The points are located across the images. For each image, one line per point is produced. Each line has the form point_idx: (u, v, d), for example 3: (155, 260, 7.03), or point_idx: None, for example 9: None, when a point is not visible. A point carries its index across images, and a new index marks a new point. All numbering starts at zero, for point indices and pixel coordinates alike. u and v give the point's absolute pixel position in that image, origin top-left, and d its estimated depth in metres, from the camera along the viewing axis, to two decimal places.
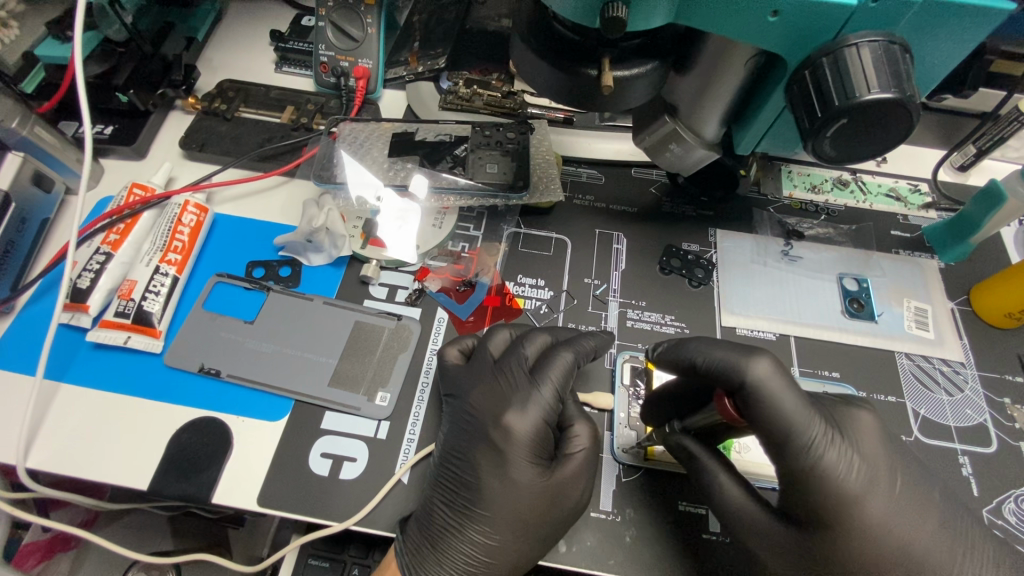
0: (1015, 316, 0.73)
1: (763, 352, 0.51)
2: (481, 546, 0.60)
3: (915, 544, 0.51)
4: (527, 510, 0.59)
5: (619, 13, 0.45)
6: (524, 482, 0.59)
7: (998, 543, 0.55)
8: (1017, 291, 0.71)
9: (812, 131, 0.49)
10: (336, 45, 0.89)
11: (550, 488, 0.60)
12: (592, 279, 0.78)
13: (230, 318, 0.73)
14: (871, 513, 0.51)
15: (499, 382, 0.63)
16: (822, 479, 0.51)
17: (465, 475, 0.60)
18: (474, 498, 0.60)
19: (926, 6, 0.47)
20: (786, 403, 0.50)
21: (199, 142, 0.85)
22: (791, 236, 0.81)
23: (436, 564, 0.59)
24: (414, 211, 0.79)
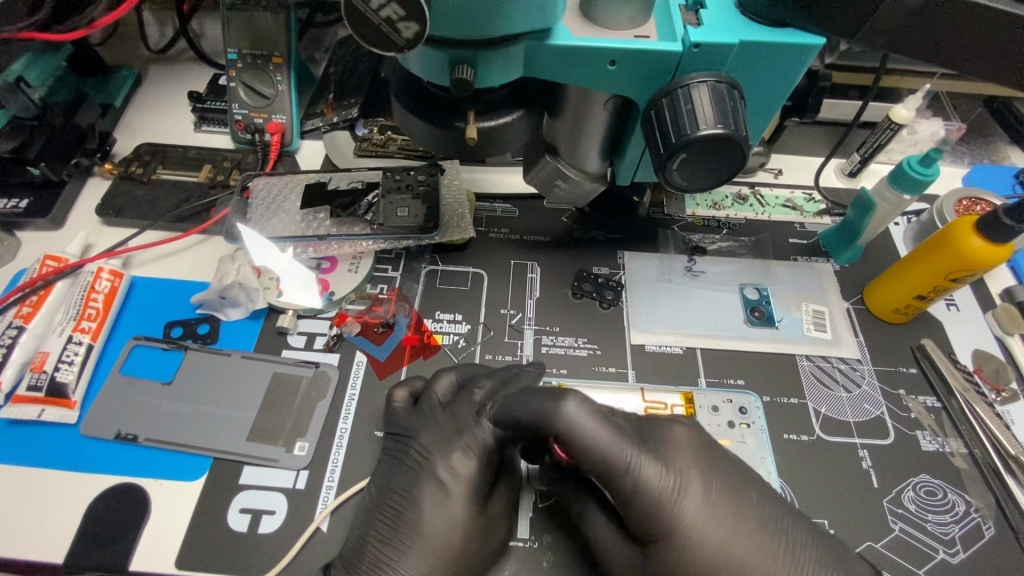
0: (903, 311, 0.78)
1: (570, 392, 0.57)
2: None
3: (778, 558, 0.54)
4: (454, 547, 0.60)
5: (464, 74, 0.49)
6: (450, 518, 0.61)
7: None
8: (898, 289, 0.76)
9: (659, 166, 0.53)
10: (249, 103, 0.92)
11: (472, 521, 0.61)
12: (507, 309, 0.81)
13: (147, 381, 0.73)
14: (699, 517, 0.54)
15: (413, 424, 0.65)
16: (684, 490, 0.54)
17: (392, 516, 0.61)
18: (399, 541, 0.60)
19: (744, 48, 0.51)
20: (592, 434, 0.55)
21: (115, 208, 0.86)
22: (694, 252, 0.86)
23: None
24: (313, 279, 0.79)
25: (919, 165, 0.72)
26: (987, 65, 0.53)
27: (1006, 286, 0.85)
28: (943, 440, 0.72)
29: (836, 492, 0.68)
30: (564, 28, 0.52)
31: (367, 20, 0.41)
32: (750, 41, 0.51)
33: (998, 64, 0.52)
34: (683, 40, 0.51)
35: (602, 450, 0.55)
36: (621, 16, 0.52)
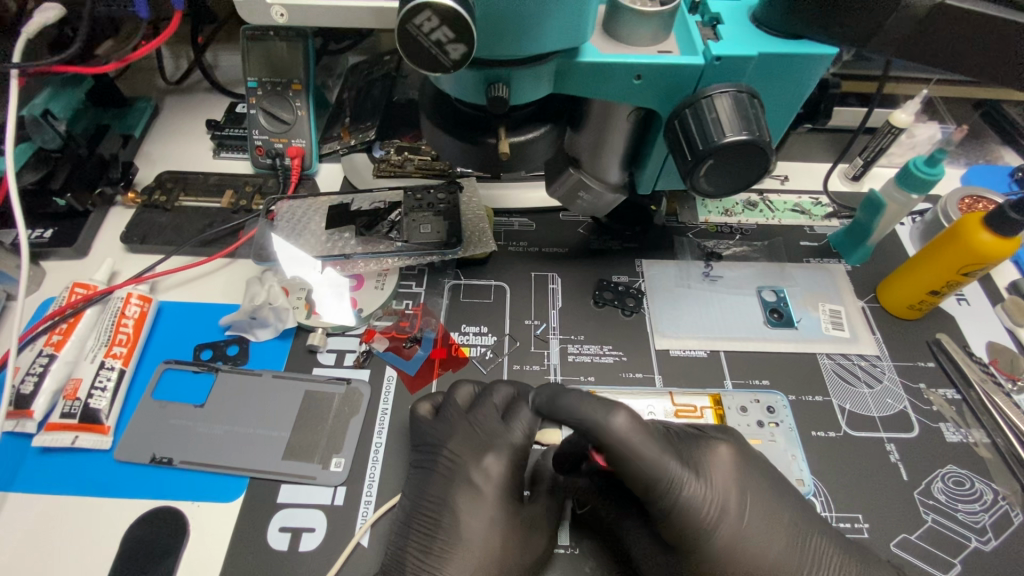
0: (917, 307, 0.80)
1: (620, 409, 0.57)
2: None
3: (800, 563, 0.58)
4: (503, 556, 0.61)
5: (500, 92, 0.51)
6: (496, 523, 0.62)
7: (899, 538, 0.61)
8: (912, 286, 0.78)
9: (687, 173, 0.56)
10: (268, 129, 0.94)
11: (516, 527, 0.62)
12: (532, 320, 0.83)
13: (179, 404, 0.74)
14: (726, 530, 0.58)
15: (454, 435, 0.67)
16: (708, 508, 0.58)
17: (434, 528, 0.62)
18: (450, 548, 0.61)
19: (761, 59, 0.54)
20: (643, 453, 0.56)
21: (140, 234, 0.88)
22: (710, 258, 0.88)
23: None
24: (347, 285, 0.82)
25: (925, 165, 0.75)
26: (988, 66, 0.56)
27: (1012, 280, 0.88)
28: (966, 430, 0.74)
29: (868, 487, 0.69)
30: (592, 46, 0.54)
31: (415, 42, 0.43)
32: (767, 53, 0.53)
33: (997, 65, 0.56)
34: (705, 53, 0.54)
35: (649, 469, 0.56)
36: (645, 32, 0.55)
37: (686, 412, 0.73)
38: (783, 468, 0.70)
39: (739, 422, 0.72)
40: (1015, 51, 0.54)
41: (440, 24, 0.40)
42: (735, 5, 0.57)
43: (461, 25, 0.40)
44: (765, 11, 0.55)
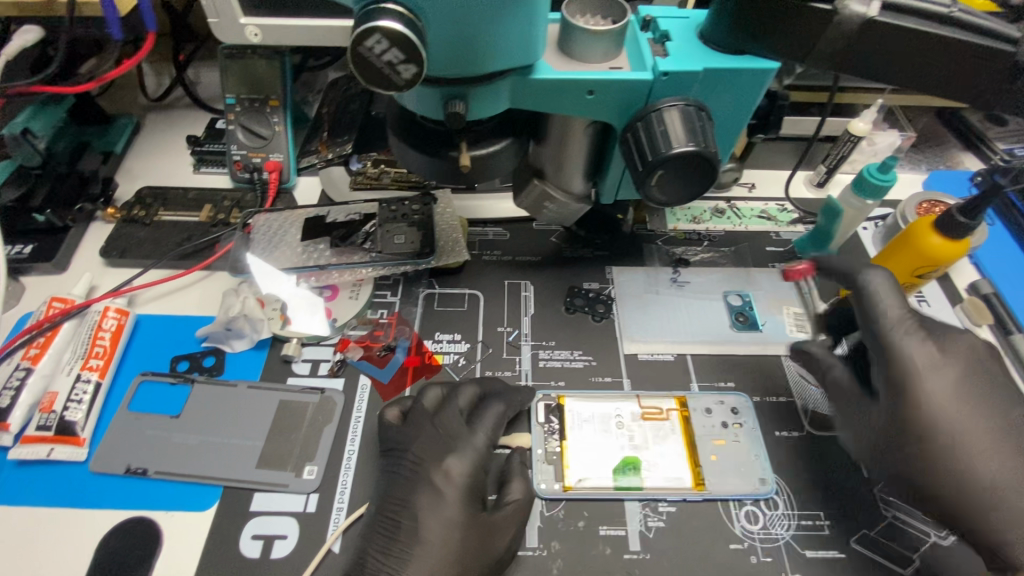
0: None
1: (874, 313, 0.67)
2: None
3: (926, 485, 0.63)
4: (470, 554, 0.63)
5: (457, 108, 0.54)
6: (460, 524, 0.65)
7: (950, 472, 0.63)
8: None
9: (640, 182, 0.58)
10: (247, 144, 0.96)
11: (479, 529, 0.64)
12: (504, 327, 0.84)
13: (155, 416, 0.75)
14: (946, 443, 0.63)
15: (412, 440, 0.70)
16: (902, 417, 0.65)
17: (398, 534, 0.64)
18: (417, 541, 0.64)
19: (707, 74, 0.56)
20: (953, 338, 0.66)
21: (119, 249, 0.89)
22: (679, 264, 0.90)
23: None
24: (320, 301, 0.83)
25: (879, 171, 0.78)
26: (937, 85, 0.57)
27: (971, 280, 0.90)
28: None
29: (830, 485, 0.71)
30: (546, 63, 0.57)
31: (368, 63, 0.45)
32: (712, 68, 0.56)
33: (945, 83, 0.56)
34: (653, 69, 0.56)
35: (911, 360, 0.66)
36: (597, 50, 0.57)
37: (653, 415, 0.75)
38: (746, 468, 0.71)
39: (704, 424, 0.74)
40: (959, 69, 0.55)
41: (390, 46, 0.43)
42: (684, 22, 0.60)
43: (410, 47, 0.43)
44: (710, 27, 0.57)
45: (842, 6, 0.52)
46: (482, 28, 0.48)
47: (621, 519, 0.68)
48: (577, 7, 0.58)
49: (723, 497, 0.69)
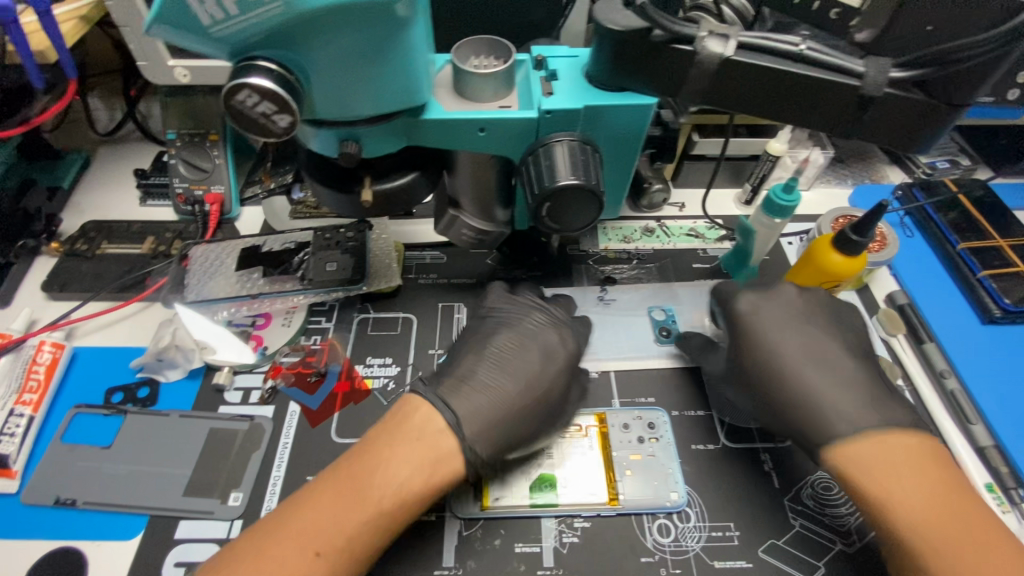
0: None
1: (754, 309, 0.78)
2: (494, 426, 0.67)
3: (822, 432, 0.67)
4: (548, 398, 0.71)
5: (350, 148, 0.56)
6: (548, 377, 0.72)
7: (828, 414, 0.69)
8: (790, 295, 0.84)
9: (532, 213, 0.61)
10: (188, 177, 0.99)
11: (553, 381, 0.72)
12: (435, 349, 0.87)
13: (87, 447, 0.76)
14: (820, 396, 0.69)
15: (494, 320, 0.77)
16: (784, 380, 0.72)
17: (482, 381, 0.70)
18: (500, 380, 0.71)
19: (588, 112, 0.60)
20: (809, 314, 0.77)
21: (60, 282, 0.91)
22: (608, 282, 0.93)
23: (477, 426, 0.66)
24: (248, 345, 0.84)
25: (783, 193, 0.82)
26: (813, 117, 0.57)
27: (889, 290, 0.93)
28: None
29: (740, 496, 0.73)
30: (437, 104, 0.60)
31: (247, 117, 0.49)
32: (591, 106, 0.60)
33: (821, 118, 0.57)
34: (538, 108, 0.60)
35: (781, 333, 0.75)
36: (487, 90, 0.61)
37: (571, 432, 0.77)
38: (659, 481, 0.73)
39: (621, 439, 0.76)
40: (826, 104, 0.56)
41: (261, 99, 0.46)
42: (573, 61, 0.64)
43: (280, 100, 0.47)
44: (592, 66, 0.60)
45: (700, 46, 0.55)
46: (362, 82, 0.51)
47: (537, 536, 0.69)
48: (472, 49, 0.62)
49: (636, 510, 0.71)
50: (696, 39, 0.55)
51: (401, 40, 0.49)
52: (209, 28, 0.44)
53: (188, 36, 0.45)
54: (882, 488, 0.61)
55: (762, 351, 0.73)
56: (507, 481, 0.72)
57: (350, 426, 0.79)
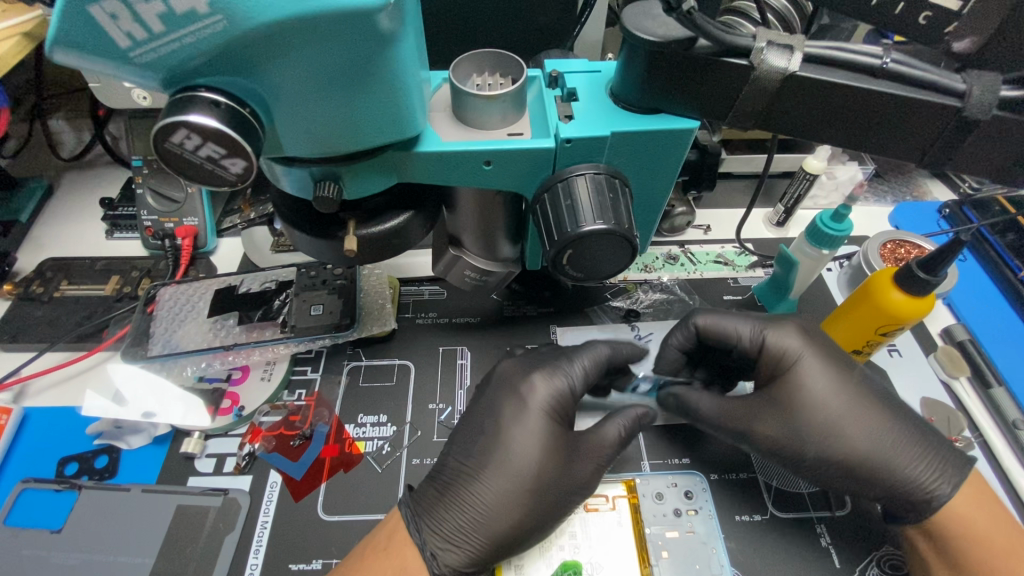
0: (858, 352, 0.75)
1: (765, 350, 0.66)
2: (479, 542, 0.60)
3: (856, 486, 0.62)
4: (545, 503, 0.61)
5: (327, 192, 0.46)
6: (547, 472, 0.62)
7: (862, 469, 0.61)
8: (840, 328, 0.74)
9: (551, 263, 0.51)
10: (157, 208, 0.89)
11: (553, 473, 0.62)
12: (436, 403, 0.76)
13: (34, 531, 0.66)
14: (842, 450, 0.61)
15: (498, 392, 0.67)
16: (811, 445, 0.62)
17: (466, 489, 0.61)
18: (487, 482, 0.61)
19: (616, 139, 0.50)
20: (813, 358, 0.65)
21: (12, 332, 0.81)
22: (632, 319, 0.83)
23: (454, 548, 0.59)
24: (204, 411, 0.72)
25: (832, 221, 0.73)
26: (885, 143, 0.49)
27: (945, 325, 0.83)
28: None
29: None
30: (434, 133, 0.50)
31: (186, 162, 0.40)
32: (621, 132, 0.49)
33: (898, 143, 0.49)
34: (555, 136, 0.50)
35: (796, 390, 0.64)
36: (493, 115, 0.50)
37: (597, 505, 0.66)
38: (701, 564, 0.63)
39: (654, 512, 0.66)
40: (905, 128, 0.47)
41: (203, 140, 0.37)
42: (593, 76, 0.54)
43: (230, 143, 0.37)
44: (619, 85, 0.51)
45: (759, 60, 0.45)
46: (338, 115, 0.41)
47: None
48: (474, 65, 0.52)
49: None
50: (753, 52, 0.45)
51: (385, 62, 0.39)
52: (128, 53, 0.34)
53: (106, 65, 0.35)
54: (996, 536, 0.59)
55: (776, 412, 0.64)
56: (524, 566, 0.62)
57: (339, 500, 0.68)
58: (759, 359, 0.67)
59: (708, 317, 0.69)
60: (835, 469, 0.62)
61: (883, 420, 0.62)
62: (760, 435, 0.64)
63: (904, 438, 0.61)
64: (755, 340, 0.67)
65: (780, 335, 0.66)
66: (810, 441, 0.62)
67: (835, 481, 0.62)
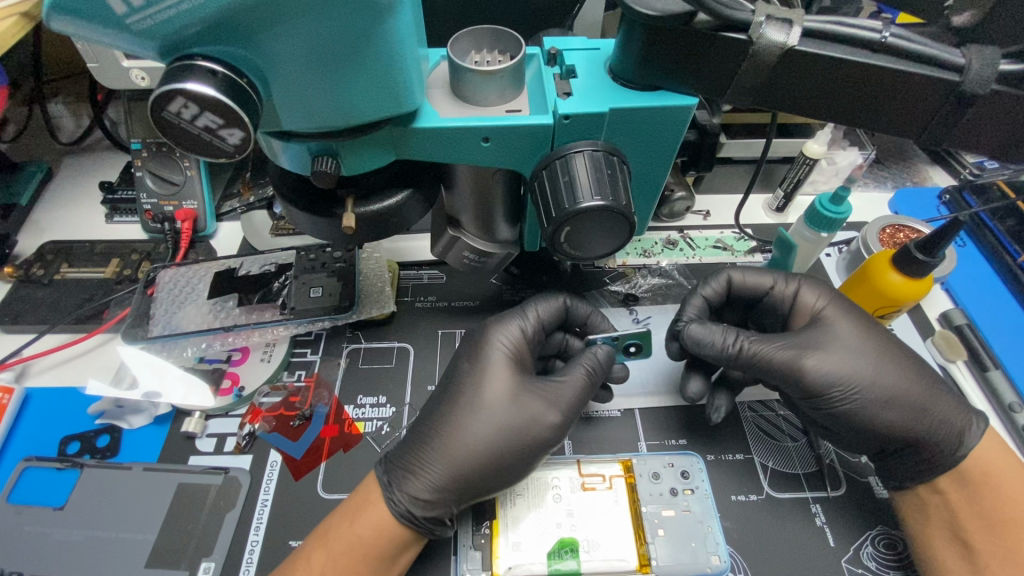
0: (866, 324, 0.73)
1: (804, 294, 0.69)
2: (475, 464, 0.61)
3: (904, 424, 0.62)
4: (508, 437, 0.62)
5: (325, 166, 0.46)
6: (512, 410, 0.63)
7: (916, 407, 0.62)
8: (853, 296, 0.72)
9: (548, 239, 0.51)
10: (157, 192, 0.88)
11: (532, 419, 0.63)
12: (434, 385, 0.76)
13: (37, 508, 0.67)
14: (887, 385, 0.63)
15: (480, 352, 0.67)
16: (865, 384, 0.62)
17: (438, 429, 0.63)
18: (459, 418, 0.63)
19: (614, 116, 0.50)
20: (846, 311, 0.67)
21: (13, 314, 0.81)
22: (630, 302, 0.83)
23: (416, 478, 0.61)
24: (202, 387, 0.73)
25: (831, 204, 0.73)
26: (883, 114, 0.49)
27: (943, 309, 0.83)
28: None
29: (791, 559, 0.63)
30: (431, 109, 0.50)
31: (185, 131, 0.40)
32: (618, 109, 0.49)
33: (902, 117, 0.48)
34: (554, 112, 0.50)
35: (841, 327, 0.66)
36: (491, 92, 0.50)
37: (594, 484, 0.67)
38: (697, 542, 0.63)
39: (651, 491, 0.66)
40: (902, 99, 0.47)
41: (201, 109, 0.37)
42: (592, 54, 0.54)
43: (226, 112, 0.37)
44: (618, 62, 0.50)
45: (758, 35, 0.45)
46: (334, 89, 0.40)
47: None
48: (472, 42, 0.52)
49: None
50: (752, 26, 0.45)
51: (384, 31, 0.38)
52: (125, 19, 0.34)
53: (106, 34, 0.35)
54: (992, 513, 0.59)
55: (827, 346, 0.64)
56: (521, 544, 0.63)
57: (339, 480, 0.69)
58: (792, 310, 0.70)
59: (742, 272, 0.71)
60: (882, 398, 0.62)
61: (911, 366, 0.64)
62: (819, 368, 0.63)
63: (937, 382, 0.64)
64: (789, 291, 0.70)
65: (811, 290, 0.69)
66: (857, 377, 0.63)
67: (880, 417, 0.62)
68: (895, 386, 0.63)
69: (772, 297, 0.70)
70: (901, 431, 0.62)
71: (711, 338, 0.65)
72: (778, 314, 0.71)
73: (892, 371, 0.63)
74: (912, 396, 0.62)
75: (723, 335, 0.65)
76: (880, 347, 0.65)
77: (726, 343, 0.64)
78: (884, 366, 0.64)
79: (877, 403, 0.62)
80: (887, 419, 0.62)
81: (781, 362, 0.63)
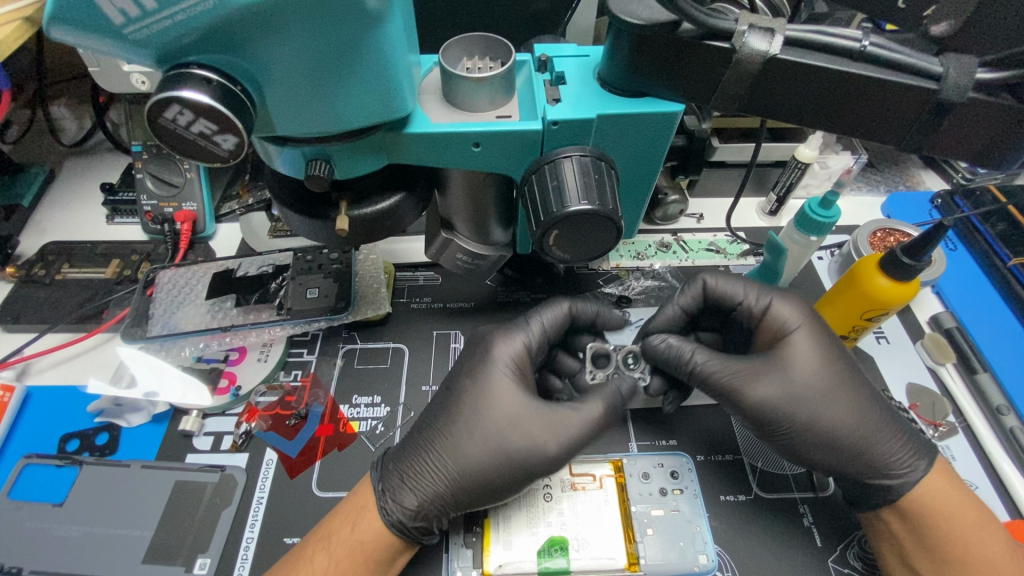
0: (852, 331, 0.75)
1: (777, 308, 0.68)
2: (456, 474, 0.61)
3: (843, 456, 0.62)
4: (486, 456, 0.62)
5: (318, 171, 0.47)
6: (488, 434, 0.62)
7: (859, 442, 0.62)
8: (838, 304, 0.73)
9: (536, 243, 0.52)
10: (157, 193, 0.90)
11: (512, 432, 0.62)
12: (428, 385, 0.77)
13: (37, 504, 0.68)
14: (836, 417, 0.63)
15: (479, 360, 0.67)
16: (813, 412, 0.63)
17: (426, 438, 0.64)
18: (441, 438, 0.63)
19: (602, 122, 0.51)
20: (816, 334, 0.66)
21: (15, 313, 0.83)
22: (623, 304, 0.84)
23: (411, 489, 0.62)
24: (200, 386, 0.74)
25: (820, 208, 0.74)
26: (867, 121, 0.50)
27: (933, 312, 0.84)
28: None
29: (778, 559, 0.64)
30: (424, 114, 0.51)
31: (180, 137, 0.41)
32: (606, 115, 0.50)
33: (881, 123, 0.49)
34: (543, 118, 0.51)
35: (801, 351, 0.65)
36: (482, 98, 0.51)
37: (585, 483, 0.67)
38: (685, 541, 0.64)
39: (641, 491, 0.67)
40: (883, 108, 0.48)
41: (196, 116, 0.38)
42: (582, 61, 0.55)
43: (220, 118, 0.38)
44: (605, 69, 0.51)
45: (740, 44, 0.46)
46: (326, 97, 0.42)
47: None
48: (464, 48, 0.53)
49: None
50: (735, 35, 0.46)
51: (372, 39, 0.39)
52: (122, 29, 0.35)
53: (103, 42, 0.36)
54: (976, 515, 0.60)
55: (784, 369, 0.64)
56: (513, 542, 0.63)
57: (333, 478, 0.70)
58: (761, 323, 0.69)
59: (718, 280, 0.70)
60: (829, 426, 0.63)
61: (864, 393, 0.65)
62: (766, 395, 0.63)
63: (884, 417, 0.64)
64: (759, 306, 0.69)
65: (784, 305, 0.68)
66: (804, 405, 0.63)
67: (823, 445, 0.63)
68: (843, 418, 0.63)
69: (742, 310, 0.70)
70: (839, 462, 0.63)
71: (668, 354, 0.66)
72: (746, 326, 0.71)
73: (842, 404, 0.63)
74: (857, 432, 0.63)
75: (683, 351, 0.66)
76: (831, 376, 0.64)
77: (682, 359, 0.66)
78: (836, 394, 0.64)
79: (825, 432, 0.62)
80: (829, 448, 0.63)
81: (732, 384, 0.64)
